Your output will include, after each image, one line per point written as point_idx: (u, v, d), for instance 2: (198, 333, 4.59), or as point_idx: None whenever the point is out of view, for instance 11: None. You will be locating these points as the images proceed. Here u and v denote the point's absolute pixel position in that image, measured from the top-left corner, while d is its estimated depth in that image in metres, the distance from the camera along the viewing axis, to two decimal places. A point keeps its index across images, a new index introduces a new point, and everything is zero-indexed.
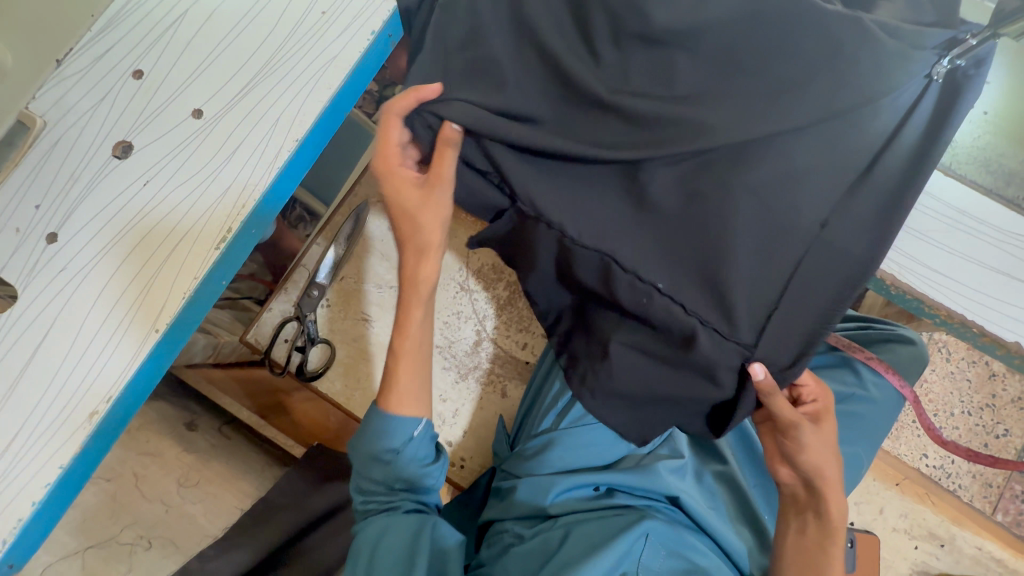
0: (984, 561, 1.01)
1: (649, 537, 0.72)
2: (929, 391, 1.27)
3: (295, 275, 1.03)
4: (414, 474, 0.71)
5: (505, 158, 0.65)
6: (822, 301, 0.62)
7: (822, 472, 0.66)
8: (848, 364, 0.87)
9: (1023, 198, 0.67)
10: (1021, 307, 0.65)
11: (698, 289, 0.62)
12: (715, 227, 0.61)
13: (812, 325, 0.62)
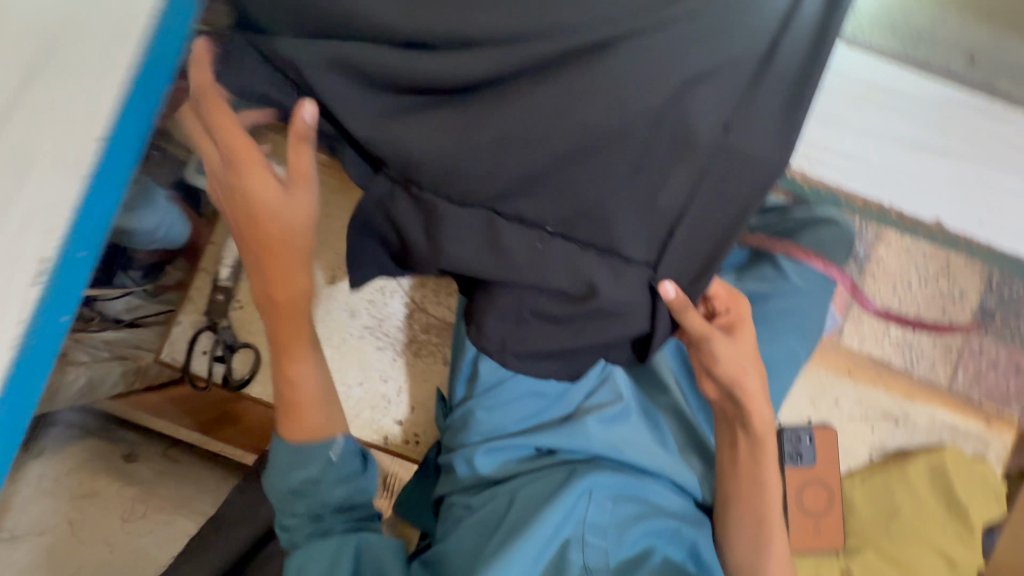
0: (937, 428, 1.04)
1: (593, 491, 0.72)
2: (879, 267, 1.05)
3: (197, 282, 0.96)
4: (342, 493, 0.73)
5: (359, 114, 0.56)
6: (721, 215, 0.59)
7: (742, 381, 0.69)
8: (769, 259, 0.90)
9: (934, 58, 0.60)
10: (938, 181, 0.60)
11: (591, 223, 0.57)
12: (601, 152, 0.56)
13: (711, 241, 0.60)
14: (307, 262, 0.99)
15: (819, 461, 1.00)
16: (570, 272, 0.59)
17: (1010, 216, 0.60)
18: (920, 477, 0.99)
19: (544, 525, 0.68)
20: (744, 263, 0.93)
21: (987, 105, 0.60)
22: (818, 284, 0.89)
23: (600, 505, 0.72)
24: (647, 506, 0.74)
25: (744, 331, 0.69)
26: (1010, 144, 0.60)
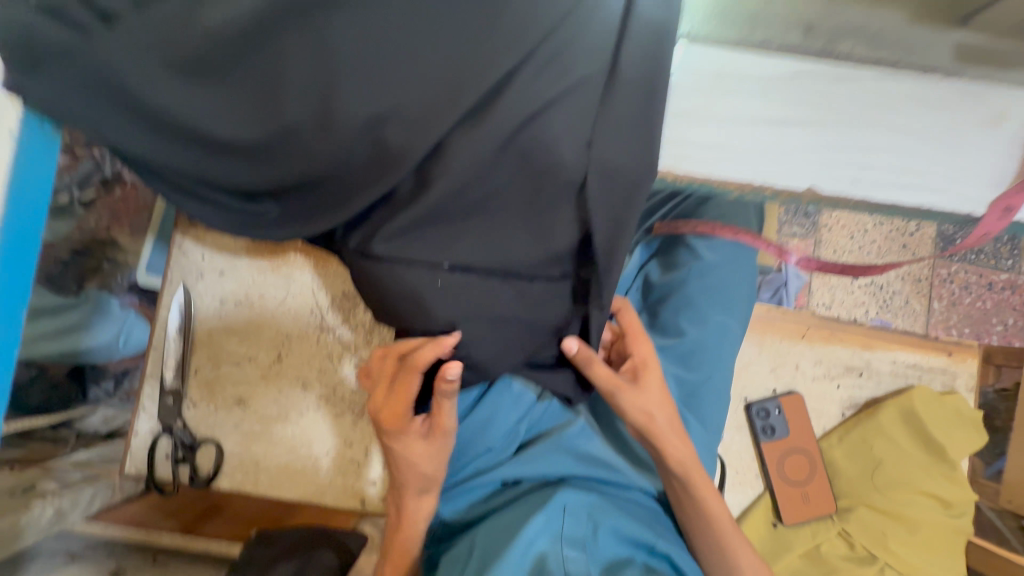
0: (901, 371, 1.05)
1: (567, 504, 0.80)
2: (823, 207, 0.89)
3: (147, 389, 0.97)
4: None
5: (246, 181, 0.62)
6: (604, 214, 0.63)
7: (653, 417, 0.84)
8: (681, 241, 0.99)
9: (773, 37, 0.62)
10: (806, 150, 0.62)
11: (480, 248, 0.65)
12: (472, 188, 0.62)
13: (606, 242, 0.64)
14: (250, 345, 0.99)
15: (791, 430, 1.01)
16: (467, 296, 0.67)
17: (882, 168, 0.62)
18: (892, 423, 0.99)
19: (524, 540, 0.74)
20: (660, 249, 1.02)
21: (833, 67, 0.62)
22: (730, 254, 0.98)
23: (575, 514, 0.79)
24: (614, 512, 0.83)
25: (651, 377, 0.84)
26: (862, 101, 0.62)
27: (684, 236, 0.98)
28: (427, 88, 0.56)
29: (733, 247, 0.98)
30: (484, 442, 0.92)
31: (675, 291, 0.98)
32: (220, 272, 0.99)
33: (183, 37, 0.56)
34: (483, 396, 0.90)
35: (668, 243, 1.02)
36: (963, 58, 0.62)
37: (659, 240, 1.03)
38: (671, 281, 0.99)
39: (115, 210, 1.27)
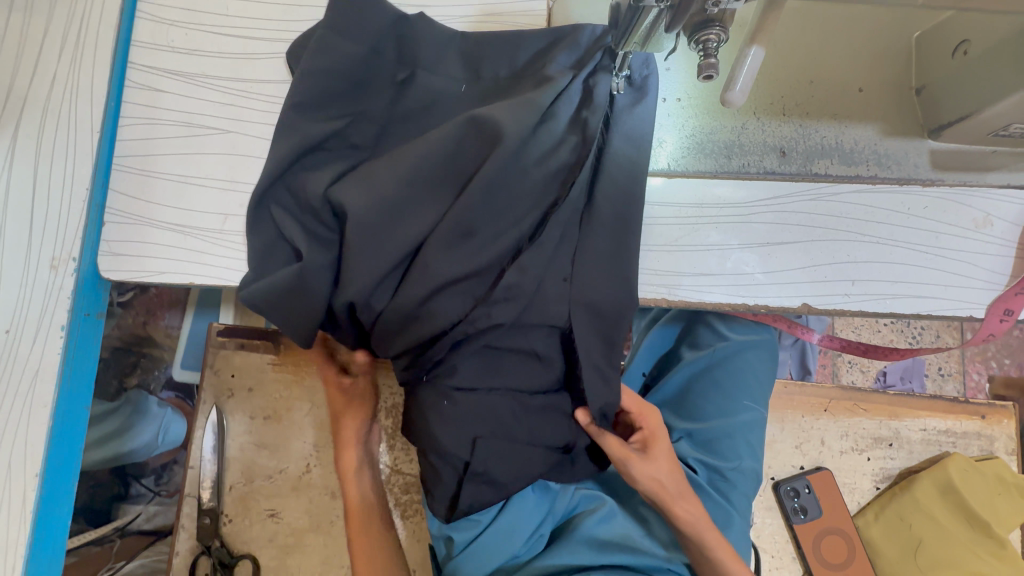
0: (933, 438, 1.01)
1: None
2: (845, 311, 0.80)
3: (184, 509, 1.00)
4: None
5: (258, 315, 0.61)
6: (605, 343, 0.63)
7: (661, 478, 0.76)
8: (704, 321, 0.96)
9: (749, 163, 0.65)
10: (795, 268, 0.64)
11: (484, 368, 0.65)
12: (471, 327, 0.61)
13: (606, 360, 0.64)
14: (279, 458, 1.03)
15: (824, 510, 0.98)
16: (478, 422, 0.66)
17: (874, 279, 0.63)
18: (929, 495, 0.95)
19: None
20: (683, 334, 0.98)
21: (812, 187, 0.65)
22: (753, 335, 0.92)
23: None
24: None
25: (660, 443, 0.78)
26: (844, 216, 0.64)
27: (706, 316, 0.96)
28: (433, 251, 0.59)
29: (755, 328, 0.93)
30: (508, 549, 0.80)
31: (701, 373, 0.93)
32: (249, 390, 1.03)
33: None
34: (506, 504, 0.79)
35: (690, 322, 0.98)
36: (940, 165, 0.64)
37: (679, 320, 1.00)
38: (695, 364, 0.93)
39: (150, 306, 1.20)
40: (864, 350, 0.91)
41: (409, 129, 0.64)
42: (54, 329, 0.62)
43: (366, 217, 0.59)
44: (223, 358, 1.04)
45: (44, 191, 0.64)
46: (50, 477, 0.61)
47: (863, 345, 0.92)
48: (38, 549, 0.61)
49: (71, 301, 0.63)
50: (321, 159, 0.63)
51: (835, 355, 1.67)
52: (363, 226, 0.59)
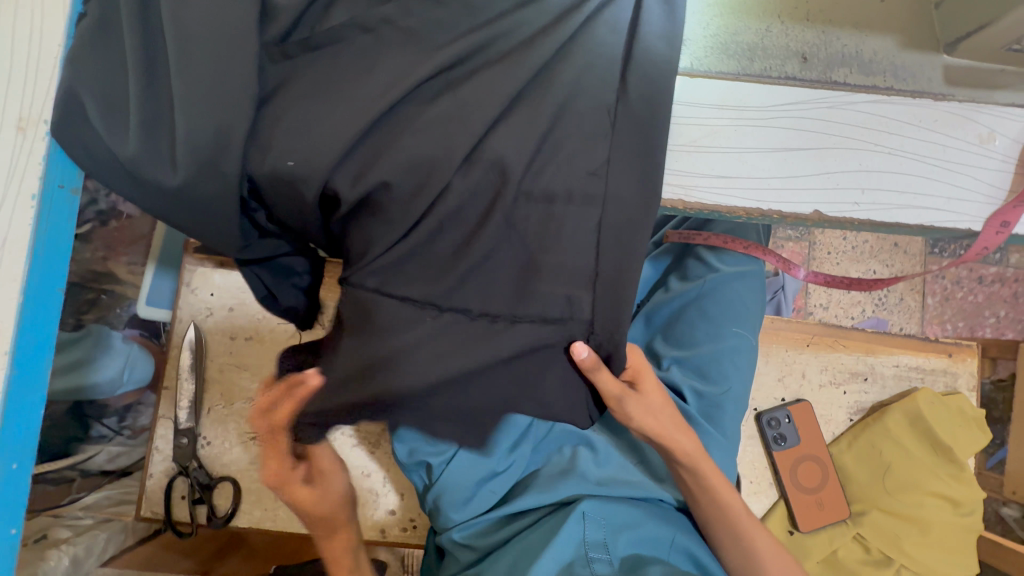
0: (904, 374, 1.06)
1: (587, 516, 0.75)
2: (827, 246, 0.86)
3: (160, 430, 0.96)
4: None
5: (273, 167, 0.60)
6: (616, 237, 0.64)
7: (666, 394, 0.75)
8: (692, 254, 0.96)
9: (771, 66, 0.65)
10: (809, 174, 0.64)
11: (506, 254, 0.65)
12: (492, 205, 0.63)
13: (620, 259, 0.64)
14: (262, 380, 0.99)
15: (802, 438, 1.02)
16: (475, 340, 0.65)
17: (883, 189, 0.64)
18: (898, 425, 1.00)
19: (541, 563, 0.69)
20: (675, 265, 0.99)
21: (831, 94, 0.65)
22: (743, 266, 0.92)
23: (596, 521, 0.75)
24: (638, 516, 0.78)
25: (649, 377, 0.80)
26: (859, 124, 0.65)
27: (696, 247, 0.95)
28: (456, 134, 0.61)
29: (744, 259, 0.93)
30: (489, 464, 0.83)
31: (690, 303, 0.92)
32: (230, 309, 0.99)
33: (197, 84, 0.58)
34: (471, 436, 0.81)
35: (680, 255, 0.99)
36: (951, 80, 0.65)
37: (669, 253, 1.00)
38: (683, 294, 0.93)
39: (111, 241, 1.31)
40: (847, 283, 0.92)
41: (433, 10, 0.62)
42: (24, 200, 0.59)
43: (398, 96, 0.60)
44: (200, 276, 0.99)
45: (21, 49, 0.59)
46: (21, 357, 0.58)
47: (845, 279, 0.93)
48: (22, 380, 0.58)
49: (42, 171, 0.59)
50: (345, 38, 0.61)
51: (806, 313, 1.73)
52: (401, 117, 0.61)
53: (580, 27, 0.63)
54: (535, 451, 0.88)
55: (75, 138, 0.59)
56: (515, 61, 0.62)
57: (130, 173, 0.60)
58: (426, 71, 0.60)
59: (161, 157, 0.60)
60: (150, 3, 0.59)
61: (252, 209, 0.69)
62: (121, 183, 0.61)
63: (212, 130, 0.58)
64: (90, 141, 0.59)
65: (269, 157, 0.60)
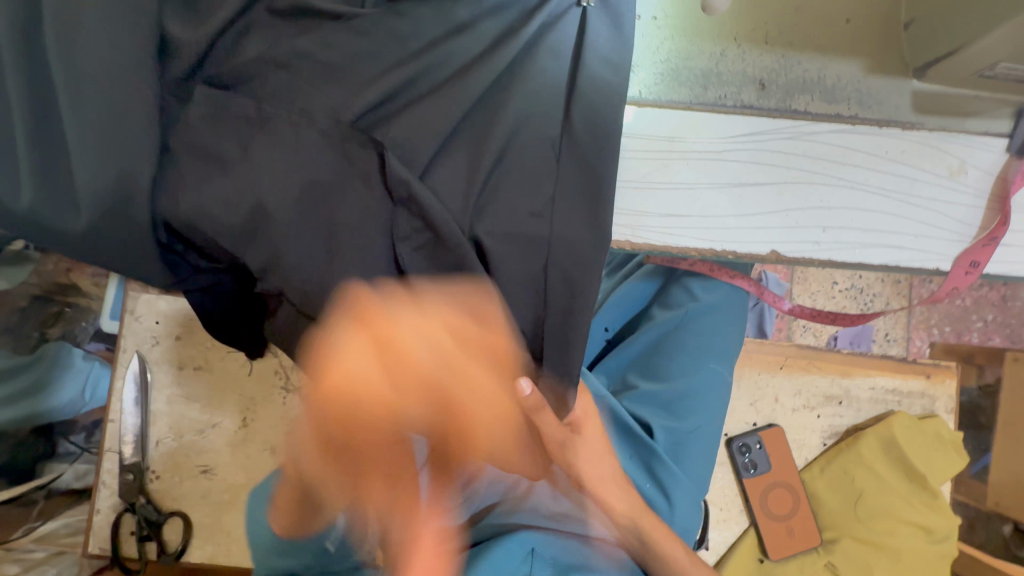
0: (880, 397, 1.03)
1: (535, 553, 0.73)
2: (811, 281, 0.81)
3: (105, 464, 0.93)
4: None
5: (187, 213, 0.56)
6: (562, 283, 0.58)
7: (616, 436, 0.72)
8: (669, 280, 0.91)
9: (727, 94, 0.60)
10: (765, 211, 0.60)
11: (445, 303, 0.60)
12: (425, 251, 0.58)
13: (567, 304, 0.59)
14: (212, 411, 0.95)
15: (773, 465, 0.99)
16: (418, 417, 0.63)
17: (844, 226, 0.60)
18: (872, 451, 0.97)
19: None
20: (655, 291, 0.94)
21: (790, 124, 0.60)
22: (728, 297, 0.87)
23: (543, 560, 0.73)
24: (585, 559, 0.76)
25: (595, 422, 0.76)
26: (819, 156, 0.60)
27: (682, 273, 0.90)
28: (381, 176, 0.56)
29: (729, 289, 0.88)
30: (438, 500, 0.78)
31: (670, 334, 0.88)
32: (176, 337, 0.95)
33: (93, 125, 0.53)
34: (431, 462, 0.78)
35: (666, 279, 0.93)
36: (920, 108, 0.60)
37: (658, 275, 0.94)
38: (665, 325, 0.88)
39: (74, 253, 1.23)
40: (834, 317, 0.88)
41: (356, 40, 0.57)
42: None
43: (319, 137, 0.56)
44: (145, 304, 0.95)
45: None
46: None
47: (831, 313, 0.89)
48: None
49: None
50: (258, 72, 0.56)
51: (790, 320, 1.70)
52: (322, 151, 0.56)
53: (518, 55, 0.58)
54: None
55: None
56: (446, 96, 0.57)
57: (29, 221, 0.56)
58: (347, 108, 0.56)
59: (55, 203, 0.55)
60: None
61: (178, 252, 0.62)
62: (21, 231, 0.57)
63: (112, 173, 0.54)
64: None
65: (179, 202, 0.56)
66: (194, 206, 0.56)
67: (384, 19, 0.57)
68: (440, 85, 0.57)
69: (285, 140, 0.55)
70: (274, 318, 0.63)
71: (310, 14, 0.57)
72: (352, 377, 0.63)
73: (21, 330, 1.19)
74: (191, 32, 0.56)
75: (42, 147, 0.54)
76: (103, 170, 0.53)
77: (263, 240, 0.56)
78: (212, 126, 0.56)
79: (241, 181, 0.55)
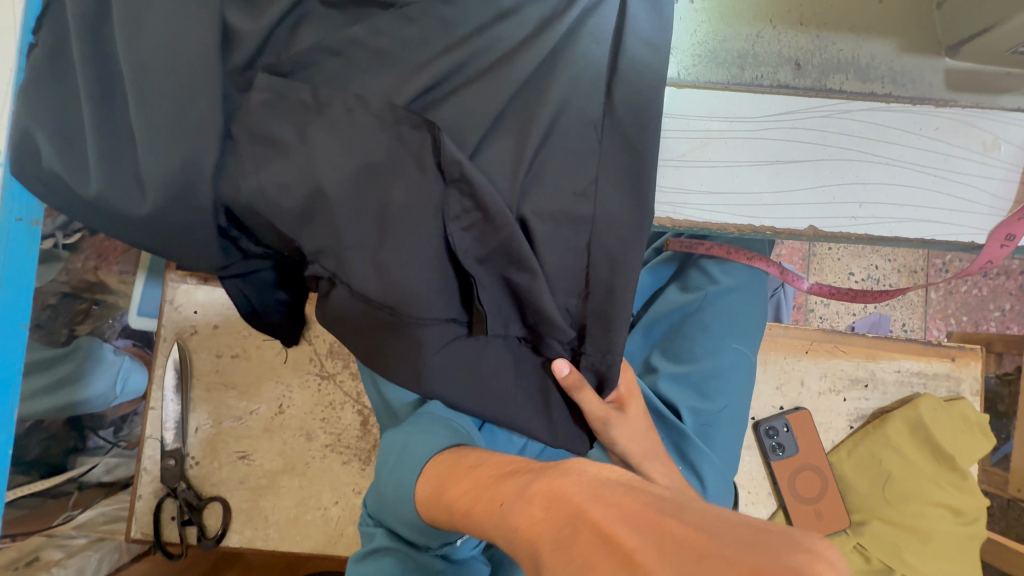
0: (906, 379, 1.03)
1: None
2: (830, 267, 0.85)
3: (147, 451, 0.95)
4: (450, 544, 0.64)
5: (246, 197, 0.59)
6: (606, 260, 0.60)
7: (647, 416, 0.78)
8: (692, 265, 0.92)
9: (763, 74, 0.62)
10: (802, 187, 0.61)
11: (492, 281, 0.62)
12: (474, 230, 0.59)
13: (612, 281, 0.60)
14: (250, 399, 0.98)
15: (801, 447, 1.00)
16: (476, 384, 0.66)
17: (880, 201, 0.61)
18: (900, 432, 0.98)
19: None
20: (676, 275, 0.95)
21: (826, 103, 0.61)
22: (747, 279, 0.89)
23: None
24: None
25: (634, 401, 0.78)
26: (855, 133, 0.61)
27: (698, 257, 0.91)
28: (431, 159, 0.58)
29: (748, 271, 0.89)
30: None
31: (689, 315, 0.89)
32: (215, 326, 0.98)
33: (161, 114, 0.56)
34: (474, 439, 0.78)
35: (682, 264, 0.95)
36: (953, 86, 0.62)
37: (672, 261, 0.97)
38: (683, 307, 0.90)
39: (102, 250, 1.25)
40: (853, 295, 0.90)
41: (405, 28, 0.59)
42: None
43: (373, 122, 0.58)
44: (183, 293, 0.97)
45: None
46: None
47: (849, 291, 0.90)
48: None
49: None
50: (313, 61, 0.58)
51: (807, 310, 1.71)
52: (375, 135, 0.58)
53: (562, 39, 0.60)
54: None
55: (42, 172, 0.58)
56: (493, 81, 0.59)
57: (97, 207, 0.59)
58: (398, 94, 0.58)
59: (129, 190, 0.58)
60: (108, 30, 0.57)
61: (233, 236, 0.66)
62: (91, 216, 0.61)
63: (178, 159, 0.56)
64: (54, 177, 0.58)
65: (240, 186, 0.59)
66: (253, 190, 0.58)
67: (431, 7, 0.59)
68: (487, 70, 0.59)
69: (340, 125, 0.58)
70: (328, 299, 0.67)
71: (361, 3, 0.59)
72: (399, 354, 0.65)
73: (52, 328, 1.14)
74: (248, 21, 0.57)
75: (114, 137, 0.58)
76: (170, 156, 0.56)
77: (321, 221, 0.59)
78: (269, 112, 0.58)
79: (299, 165, 0.58)
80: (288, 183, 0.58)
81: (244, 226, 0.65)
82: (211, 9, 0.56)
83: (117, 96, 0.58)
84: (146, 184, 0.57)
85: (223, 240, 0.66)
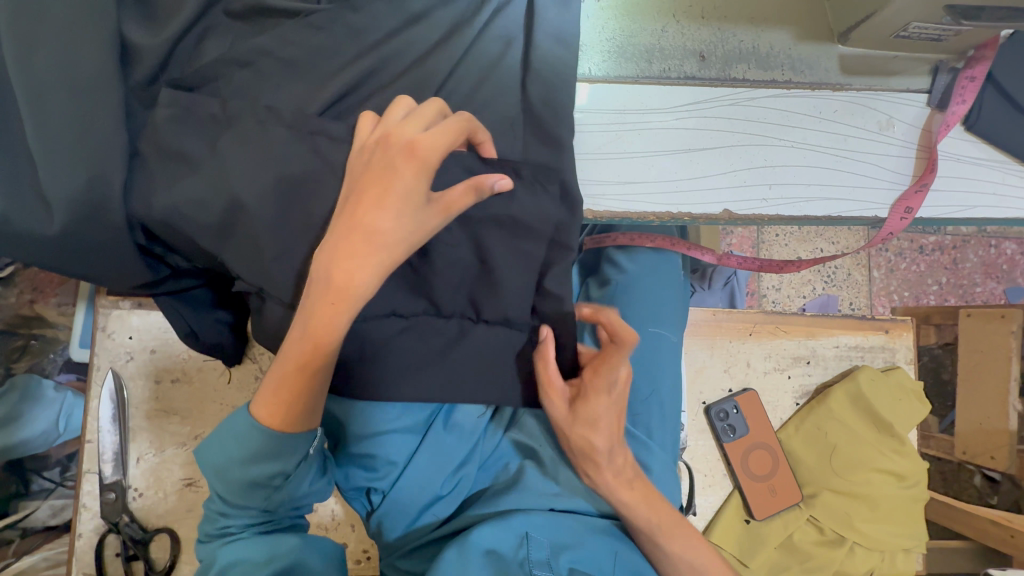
0: (845, 354, 1.08)
1: (529, 534, 0.69)
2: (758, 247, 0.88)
3: (85, 486, 0.91)
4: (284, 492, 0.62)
5: (160, 213, 0.57)
6: (533, 253, 0.61)
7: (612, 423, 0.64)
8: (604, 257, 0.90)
9: (671, 66, 0.64)
10: (714, 172, 0.64)
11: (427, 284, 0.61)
12: None
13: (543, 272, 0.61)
14: (194, 423, 0.95)
15: (751, 427, 1.02)
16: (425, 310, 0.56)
17: (788, 182, 0.64)
18: (841, 405, 1.02)
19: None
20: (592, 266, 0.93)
21: (731, 91, 0.64)
22: (657, 266, 0.88)
23: (539, 541, 0.69)
24: (581, 536, 0.72)
25: (602, 398, 0.62)
26: (760, 119, 0.64)
27: (608, 250, 0.90)
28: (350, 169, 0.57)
29: (655, 256, 0.89)
30: (434, 487, 0.78)
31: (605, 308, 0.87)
32: (152, 351, 0.94)
33: (59, 133, 0.54)
34: (421, 442, 0.78)
35: (594, 259, 0.94)
36: (847, 70, 0.65)
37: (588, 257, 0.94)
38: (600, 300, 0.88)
39: (38, 283, 1.19)
40: (762, 265, 0.92)
41: (314, 35, 0.58)
42: None
43: (285, 131, 0.57)
44: (116, 319, 0.94)
45: None
46: None
47: (774, 262, 0.92)
48: None
49: None
50: (222, 72, 0.58)
51: (760, 296, 1.76)
52: (289, 143, 0.57)
53: (471, 40, 0.61)
54: (481, 468, 0.84)
55: None
56: (406, 86, 0.59)
57: None
58: (310, 103, 0.57)
59: (31, 214, 0.56)
60: None
61: (159, 253, 0.64)
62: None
63: (80, 178, 0.54)
64: None
65: (152, 205, 0.57)
66: (164, 207, 0.57)
67: (339, 14, 0.59)
68: (400, 74, 0.60)
69: (251, 134, 0.57)
70: (260, 314, 0.64)
71: (267, 15, 0.59)
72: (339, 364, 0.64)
73: None
74: (149, 38, 0.56)
75: (12, 161, 0.55)
76: (73, 177, 0.54)
77: (239, 233, 0.58)
78: (178, 128, 0.57)
79: (212, 176, 0.57)
80: (201, 198, 0.57)
81: (168, 244, 0.63)
82: (107, 25, 0.55)
83: (11, 117, 0.55)
84: (51, 207, 0.55)
85: (147, 258, 0.64)
